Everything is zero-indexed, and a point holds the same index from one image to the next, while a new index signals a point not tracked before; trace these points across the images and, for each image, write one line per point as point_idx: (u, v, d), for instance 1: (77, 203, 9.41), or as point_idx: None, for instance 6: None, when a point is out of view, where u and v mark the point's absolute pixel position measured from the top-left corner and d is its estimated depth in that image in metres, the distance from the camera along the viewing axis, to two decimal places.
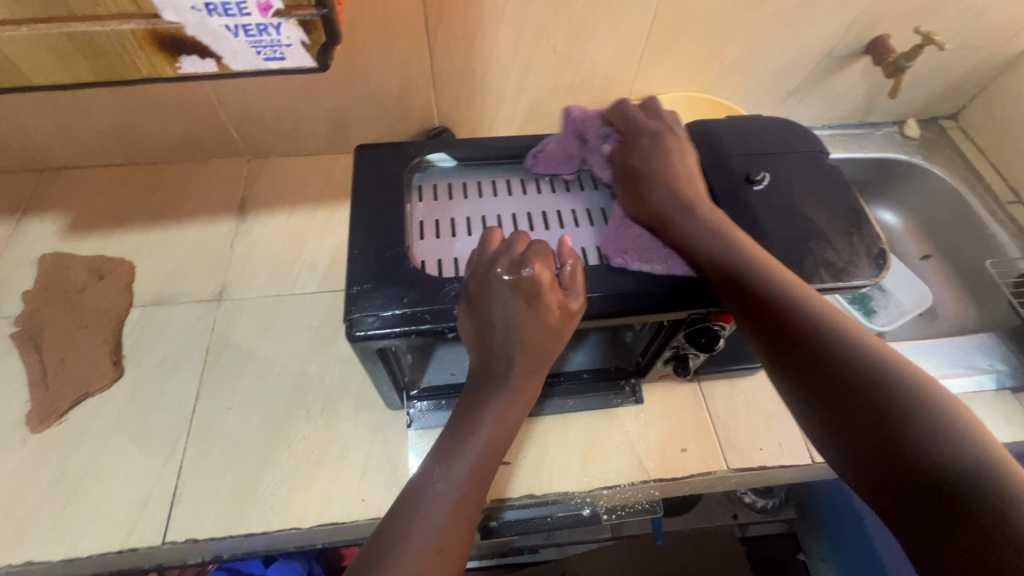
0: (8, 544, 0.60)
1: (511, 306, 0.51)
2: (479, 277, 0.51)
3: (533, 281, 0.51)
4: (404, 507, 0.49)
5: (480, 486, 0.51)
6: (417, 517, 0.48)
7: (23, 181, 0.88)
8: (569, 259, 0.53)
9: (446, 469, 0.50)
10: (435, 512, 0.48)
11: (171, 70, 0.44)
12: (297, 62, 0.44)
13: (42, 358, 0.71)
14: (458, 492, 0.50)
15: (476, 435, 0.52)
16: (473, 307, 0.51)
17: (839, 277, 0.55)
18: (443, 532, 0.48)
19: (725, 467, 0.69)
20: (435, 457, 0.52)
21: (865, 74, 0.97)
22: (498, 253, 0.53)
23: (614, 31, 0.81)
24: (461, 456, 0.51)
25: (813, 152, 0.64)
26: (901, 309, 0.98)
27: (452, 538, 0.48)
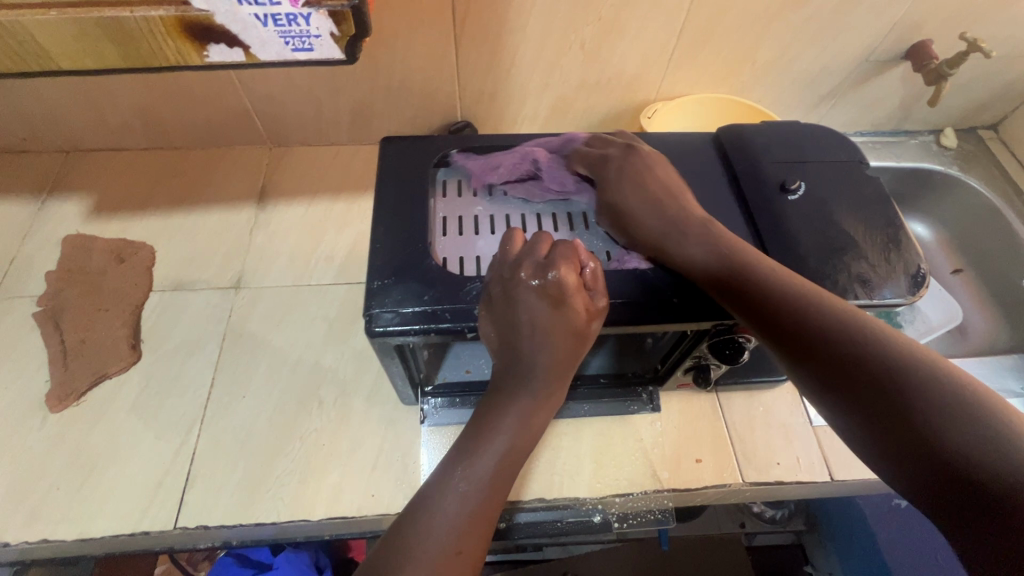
0: (25, 521, 0.61)
1: (536, 309, 0.51)
2: (501, 279, 0.51)
3: (558, 284, 0.50)
4: (417, 507, 0.48)
5: (498, 490, 0.51)
6: (431, 517, 0.47)
7: (49, 162, 0.89)
8: (591, 261, 0.52)
9: (463, 471, 0.50)
10: (449, 513, 0.47)
11: (199, 58, 0.44)
12: (325, 54, 0.44)
13: (63, 338, 0.72)
14: (474, 495, 0.49)
15: (496, 436, 0.51)
16: (497, 309, 0.50)
17: (873, 293, 0.53)
18: (458, 535, 0.47)
19: (740, 481, 0.68)
20: (451, 458, 0.51)
21: (903, 80, 0.93)
22: (523, 255, 0.52)
23: (645, 28, 0.79)
24: (482, 458, 0.50)
25: (851, 163, 0.62)
26: (929, 325, 0.93)
27: (471, 540, 0.47)
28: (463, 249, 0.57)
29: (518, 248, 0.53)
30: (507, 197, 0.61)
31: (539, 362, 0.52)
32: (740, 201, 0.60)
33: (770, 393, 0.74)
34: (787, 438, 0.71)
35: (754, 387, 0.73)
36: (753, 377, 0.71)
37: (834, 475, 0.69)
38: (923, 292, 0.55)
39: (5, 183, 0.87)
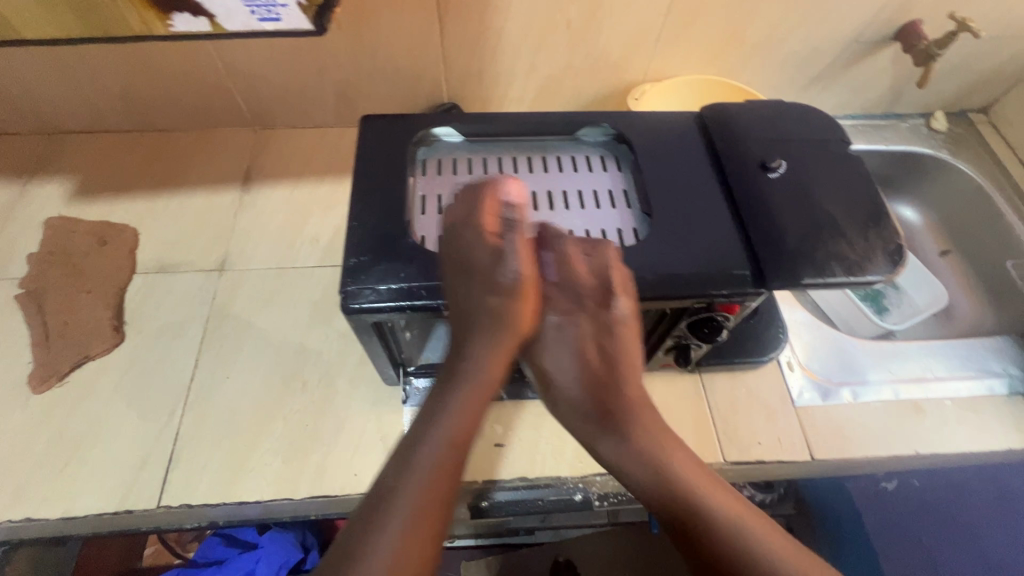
0: (9, 499, 0.62)
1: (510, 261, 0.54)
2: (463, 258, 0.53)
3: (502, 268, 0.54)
4: (373, 503, 0.47)
5: (452, 479, 0.50)
6: (384, 513, 0.46)
7: (31, 144, 0.88)
8: (517, 199, 0.56)
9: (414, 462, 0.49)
10: (401, 508, 0.46)
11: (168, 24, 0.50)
12: (293, 23, 0.50)
13: (45, 320, 0.72)
14: (430, 459, 0.49)
15: (448, 401, 0.52)
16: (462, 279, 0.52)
17: (851, 271, 0.54)
18: (412, 530, 0.46)
19: (722, 461, 0.68)
20: (405, 453, 0.50)
21: (893, 62, 0.92)
22: (457, 217, 0.54)
23: (632, 6, 0.78)
24: (435, 425, 0.51)
25: (834, 142, 0.62)
26: (914, 307, 0.96)
27: (428, 503, 0.47)
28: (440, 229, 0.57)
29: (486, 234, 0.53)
30: (489, 176, 0.61)
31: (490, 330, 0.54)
32: (722, 180, 0.60)
33: (753, 374, 0.75)
34: (768, 418, 0.71)
35: (737, 368, 0.74)
36: (736, 358, 0.72)
37: (814, 454, 0.69)
38: (902, 270, 0.55)
39: None
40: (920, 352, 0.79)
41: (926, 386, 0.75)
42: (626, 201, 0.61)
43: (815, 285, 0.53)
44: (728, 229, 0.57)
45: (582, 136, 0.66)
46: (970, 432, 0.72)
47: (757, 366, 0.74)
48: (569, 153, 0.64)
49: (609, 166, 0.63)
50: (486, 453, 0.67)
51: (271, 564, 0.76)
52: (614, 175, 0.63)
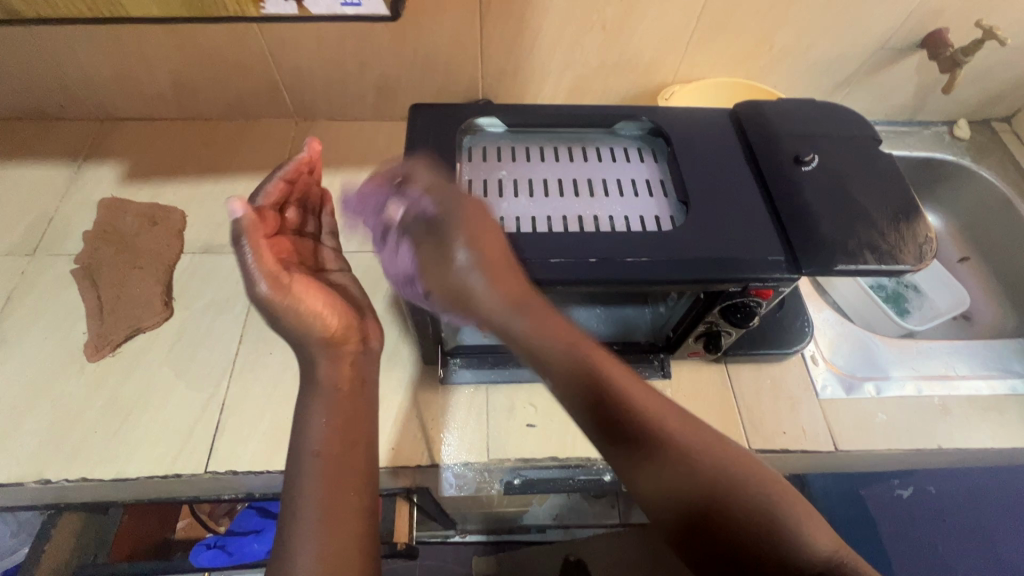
0: (65, 459, 0.65)
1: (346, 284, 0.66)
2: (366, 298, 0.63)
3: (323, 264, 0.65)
4: (281, 528, 0.48)
5: (346, 470, 0.52)
6: (294, 533, 0.48)
7: (85, 129, 0.92)
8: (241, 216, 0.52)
9: (303, 475, 0.50)
10: (306, 517, 0.48)
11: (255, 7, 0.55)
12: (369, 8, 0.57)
13: (99, 293, 0.75)
14: (310, 494, 0.49)
15: (310, 433, 0.53)
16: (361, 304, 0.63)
17: (882, 260, 0.56)
18: (329, 528, 0.48)
19: (748, 448, 0.70)
20: (289, 473, 0.51)
21: (919, 68, 0.94)
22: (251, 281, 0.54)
23: (667, 9, 0.81)
24: (302, 459, 0.52)
25: (864, 140, 0.65)
26: (936, 310, 0.97)
27: (333, 525, 0.48)
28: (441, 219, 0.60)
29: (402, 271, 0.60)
30: (532, 164, 0.64)
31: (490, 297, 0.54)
32: (757, 173, 0.63)
33: (778, 366, 0.77)
34: (792, 409, 0.73)
35: (762, 359, 0.76)
36: (763, 349, 0.74)
37: (839, 445, 0.71)
38: (931, 261, 0.58)
39: (42, 147, 0.90)
40: (945, 352, 0.81)
41: (949, 383, 0.77)
42: (662, 190, 0.64)
43: (848, 272, 0.56)
44: (762, 219, 0.59)
45: (619, 130, 0.69)
46: (994, 429, 0.73)
47: (782, 358, 0.76)
48: (608, 145, 0.67)
49: (647, 158, 0.66)
50: (517, 433, 0.70)
51: None
52: (652, 167, 0.66)
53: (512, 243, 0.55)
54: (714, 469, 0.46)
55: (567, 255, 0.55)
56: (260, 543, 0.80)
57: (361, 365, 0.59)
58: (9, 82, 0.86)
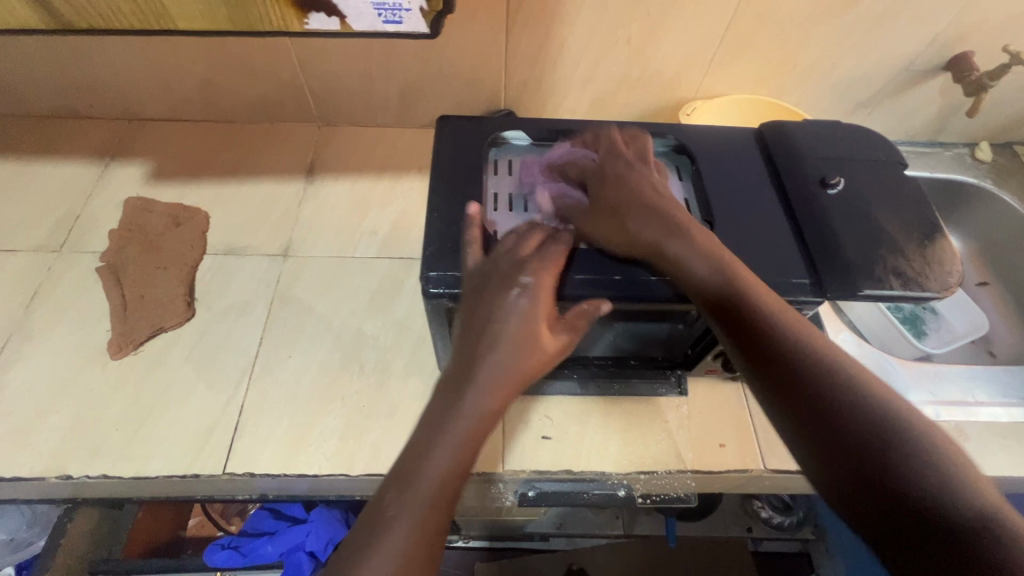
0: (87, 456, 0.66)
1: (510, 314, 0.52)
2: (471, 283, 0.53)
3: (531, 282, 0.52)
4: (401, 474, 0.47)
5: (471, 455, 0.49)
6: (397, 500, 0.45)
7: (112, 129, 0.94)
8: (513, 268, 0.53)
9: (445, 430, 0.48)
10: (423, 483, 0.46)
11: (299, 24, 0.55)
12: (411, 26, 0.56)
13: (123, 292, 0.76)
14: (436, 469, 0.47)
15: (475, 390, 0.50)
16: (467, 314, 0.53)
17: (907, 285, 0.56)
18: (423, 519, 0.45)
19: (763, 468, 0.70)
20: (427, 431, 0.49)
21: (943, 90, 0.94)
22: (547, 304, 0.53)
23: (692, 26, 0.81)
24: (450, 421, 0.49)
25: (891, 163, 0.65)
26: (952, 333, 0.96)
27: (430, 521, 0.45)
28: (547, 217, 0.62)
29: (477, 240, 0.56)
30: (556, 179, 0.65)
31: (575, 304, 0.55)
32: (782, 194, 0.63)
33: None
34: None
35: None
36: None
37: None
38: (956, 290, 0.58)
39: (70, 146, 0.91)
40: (963, 376, 0.81)
41: (968, 410, 0.76)
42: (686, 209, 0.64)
43: (872, 296, 0.56)
44: (785, 240, 0.59)
45: None
46: (1013, 457, 0.72)
47: None
48: None
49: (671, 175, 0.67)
50: (533, 444, 0.70)
51: (319, 538, 0.77)
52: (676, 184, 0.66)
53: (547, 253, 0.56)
54: (853, 398, 0.46)
55: (590, 272, 0.55)
56: (273, 546, 0.79)
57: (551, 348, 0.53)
58: (41, 81, 0.88)
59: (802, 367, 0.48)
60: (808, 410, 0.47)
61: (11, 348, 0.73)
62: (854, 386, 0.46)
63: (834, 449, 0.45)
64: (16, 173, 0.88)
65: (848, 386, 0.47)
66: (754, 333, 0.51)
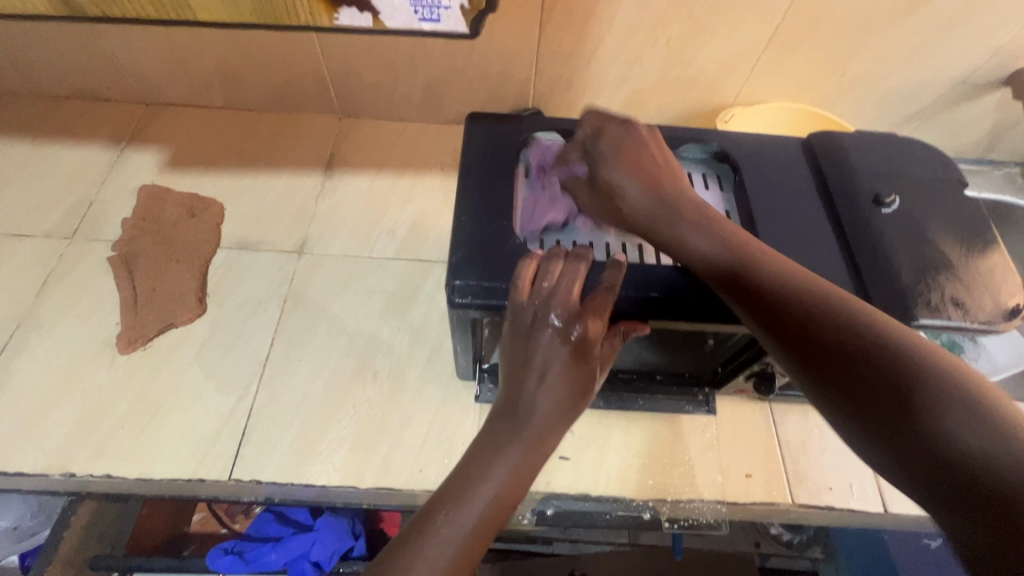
0: (92, 454, 0.64)
1: (561, 370, 0.50)
2: (522, 327, 0.50)
3: (581, 335, 0.50)
4: (447, 493, 0.47)
5: (526, 479, 0.49)
6: (456, 508, 0.46)
7: (129, 113, 0.92)
8: (562, 295, 0.50)
9: (498, 457, 0.48)
10: (485, 498, 0.47)
11: (328, 19, 0.52)
12: (450, 25, 0.53)
13: (135, 285, 0.74)
14: (496, 482, 0.48)
15: (535, 403, 0.50)
16: (515, 362, 0.51)
17: (965, 317, 0.52)
18: (479, 525, 0.46)
19: (791, 502, 0.66)
20: (482, 444, 0.50)
21: (999, 106, 0.89)
22: (590, 342, 0.50)
23: (737, 28, 0.77)
24: (514, 437, 0.49)
25: (949, 182, 0.60)
26: (992, 366, 0.88)
27: (482, 533, 0.46)
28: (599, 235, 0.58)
29: (526, 278, 0.50)
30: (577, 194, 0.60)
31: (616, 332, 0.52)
32: (829, 210, 0.59)
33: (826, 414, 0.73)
34: (840, 464, 0.69)
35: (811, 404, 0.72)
36: None
37: (889, 507, 0.67)
38: (1017, 324, 0.53)
39: (86, 128, 0.89)
40: None
41: None
42: None
43: (927, 326, 0.52)
44: (832, 266, 0.55)
45: (682, 152, 0.65)
46: None
47: None
48: None
49: (710, 184, 0.63)
50: (550, 464, 0.67)
51: (325, 549, 0.77)
52: (716, 194, 0.62)
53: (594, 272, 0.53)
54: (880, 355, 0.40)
55: (631, 289, 0.52)
56: (276, 554, 0.77)
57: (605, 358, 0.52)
58: (59, 61, 0.85)
59: (823, 331, 0.43)
60: (841, 374, 0.41)
61: (19, 338, 0.71)
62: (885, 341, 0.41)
63: (863, 394, 0.40)
64: (30, 156, 0.86)
65: (880, 344, 0.41)
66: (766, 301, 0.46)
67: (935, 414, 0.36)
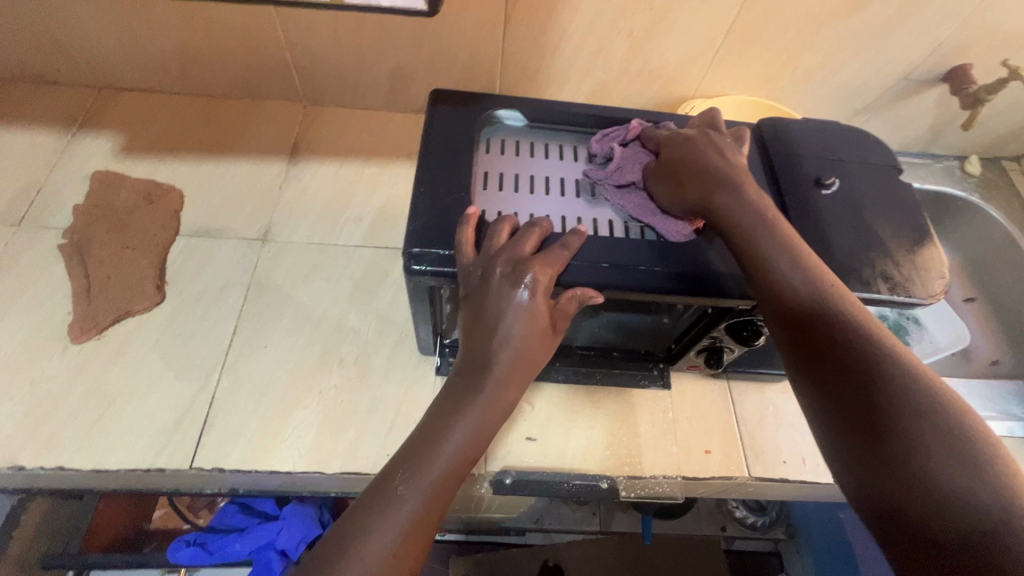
0: (42, 445, 0.62)
1: (514, 318, 0.50)
2: (470, 285, 0.51)
3: (532, 282, 0.50)
4: (407, 457, 0.47)
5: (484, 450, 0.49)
6: (414, 475, 0.46)
7: (80, 96, 0.88)
8: (512, 245, 0.51)
9: (459, 418, 0.49)
10: (445, 459, 0.47)
11: None
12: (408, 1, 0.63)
13: (88, 272, 0.72)
14: (455, 449, 0.47)
15: (493, 369, 0.50)
16: (470, 319, 0.51)
17: (895, 290, 0.55)
18: (438, 491, 0.46)
19: (747, 476, 0.69)
20: (440, 413, 0.50)
21: (938, 102, 0.94)
22: (541, 288, 0.51)
23: (696, 21, 0.79)
24: (471, 406, 0.49)
25: (886, 168, 0.64)
26: (934, 345, 0.93)
27: (437, 499, 0.46)
28: (556, 209, 0.59)
29: (468, 241, 0.52)
30: (516, 186, 0.61)
31: (569, 290, 0.53)
32: (775, 191, 0.62)
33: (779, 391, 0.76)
34: (793, 438, 0.72)
35: (763, 381, 0.76)
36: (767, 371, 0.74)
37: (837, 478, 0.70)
38: (941, 300, 0.57)
39: (33, 112, 0.85)
40: None
41: None
42: None
43: (859, 299, 0.55)
44: None
45: None
46: None
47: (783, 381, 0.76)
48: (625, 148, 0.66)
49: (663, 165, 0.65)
50: (516, 444, 0.68)
51: (291, 538, 0.76)
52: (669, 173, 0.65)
53: (551, 236, 0.54)
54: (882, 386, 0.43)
55: (583, 259, 0.53)
56: (241, 544, 0.76)
57: (556, 314, 0.53)
58: (3, 41, 0.81)
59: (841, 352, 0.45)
60: (850, 394, 0.44)
61: None
62: (891, 374, 0.43)
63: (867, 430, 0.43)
64: None
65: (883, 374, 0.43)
66: (801, 313, 0.48)
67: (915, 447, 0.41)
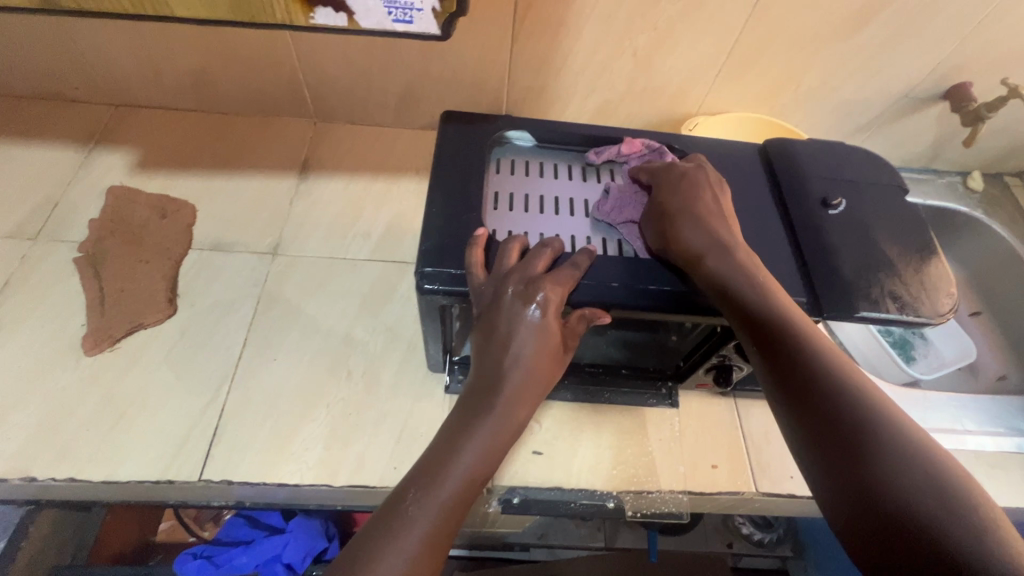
0: (53, 456, 0.62)
1: (526, 335, 0.51)
2: (483, 304, 0.52)
3: (544, 301, 0.51)
4: (419, 474, 0.47)
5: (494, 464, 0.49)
6: (427, 491, 0.46)
7: (97, 113, 0.90)
8: (524, 265, 0.52)
9: (470, 433, 0.49)
10: (456, 475, 0.47)
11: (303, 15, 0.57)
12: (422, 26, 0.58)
13: (102, 285, 0.73)
14: (466, 466, 0.48)
15: (503, 386, 0.51)
16: (481, 336, 0.52)
17: (903, 310, 0.56)
18: (450, 508, 0.46)
19: (753, 491, 0.69)
20: (450, 428, 0.50)
21: (939, 119, 0.96)
22: (552, 306, 0.52)
23: (699, 40, 0.81)
24: (481, 421, 0.50)
25: (891, 188, 0.65)
26: (941, 360, 0.95)
27: (449, 516, 0.46)
28: (565, 229, 0.60)
29: (478, 262, 0.53)
30: (526, 206, 0.62)
31: (579, 309, 0.54)
32: (782, 211, 0.63)
33: None
34: None
35: None
36: None
37: None
38: (949, 318, 0.57)
39: (51, 129, 0.88)
40: (950, 405, 0.81)
41: (954, 437, 0.76)
42: None
43: (868, 317, 0.55)
44: (787, 263, 0.58)
45: None
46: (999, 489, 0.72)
47: None
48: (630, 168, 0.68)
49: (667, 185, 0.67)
50: (523, 459, 0.68)
51: (297, 551, 0.76)
52: None
53: (561, 257, 0.55)
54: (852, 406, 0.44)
55: (592, 279, 0.54)
56: (247, 556, 0.77)
57: (566, 331, 0.53)
58: (25, 60, 0.84)
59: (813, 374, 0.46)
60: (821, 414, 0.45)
61: None
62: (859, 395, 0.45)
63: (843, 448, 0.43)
64: None
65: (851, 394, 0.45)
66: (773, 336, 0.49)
67: (888, 466, 0.41)
